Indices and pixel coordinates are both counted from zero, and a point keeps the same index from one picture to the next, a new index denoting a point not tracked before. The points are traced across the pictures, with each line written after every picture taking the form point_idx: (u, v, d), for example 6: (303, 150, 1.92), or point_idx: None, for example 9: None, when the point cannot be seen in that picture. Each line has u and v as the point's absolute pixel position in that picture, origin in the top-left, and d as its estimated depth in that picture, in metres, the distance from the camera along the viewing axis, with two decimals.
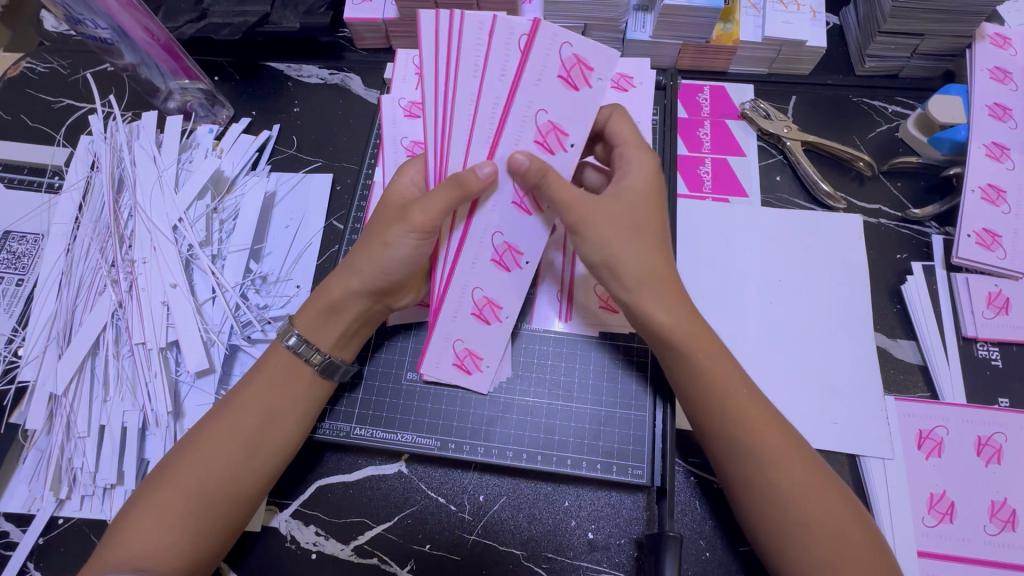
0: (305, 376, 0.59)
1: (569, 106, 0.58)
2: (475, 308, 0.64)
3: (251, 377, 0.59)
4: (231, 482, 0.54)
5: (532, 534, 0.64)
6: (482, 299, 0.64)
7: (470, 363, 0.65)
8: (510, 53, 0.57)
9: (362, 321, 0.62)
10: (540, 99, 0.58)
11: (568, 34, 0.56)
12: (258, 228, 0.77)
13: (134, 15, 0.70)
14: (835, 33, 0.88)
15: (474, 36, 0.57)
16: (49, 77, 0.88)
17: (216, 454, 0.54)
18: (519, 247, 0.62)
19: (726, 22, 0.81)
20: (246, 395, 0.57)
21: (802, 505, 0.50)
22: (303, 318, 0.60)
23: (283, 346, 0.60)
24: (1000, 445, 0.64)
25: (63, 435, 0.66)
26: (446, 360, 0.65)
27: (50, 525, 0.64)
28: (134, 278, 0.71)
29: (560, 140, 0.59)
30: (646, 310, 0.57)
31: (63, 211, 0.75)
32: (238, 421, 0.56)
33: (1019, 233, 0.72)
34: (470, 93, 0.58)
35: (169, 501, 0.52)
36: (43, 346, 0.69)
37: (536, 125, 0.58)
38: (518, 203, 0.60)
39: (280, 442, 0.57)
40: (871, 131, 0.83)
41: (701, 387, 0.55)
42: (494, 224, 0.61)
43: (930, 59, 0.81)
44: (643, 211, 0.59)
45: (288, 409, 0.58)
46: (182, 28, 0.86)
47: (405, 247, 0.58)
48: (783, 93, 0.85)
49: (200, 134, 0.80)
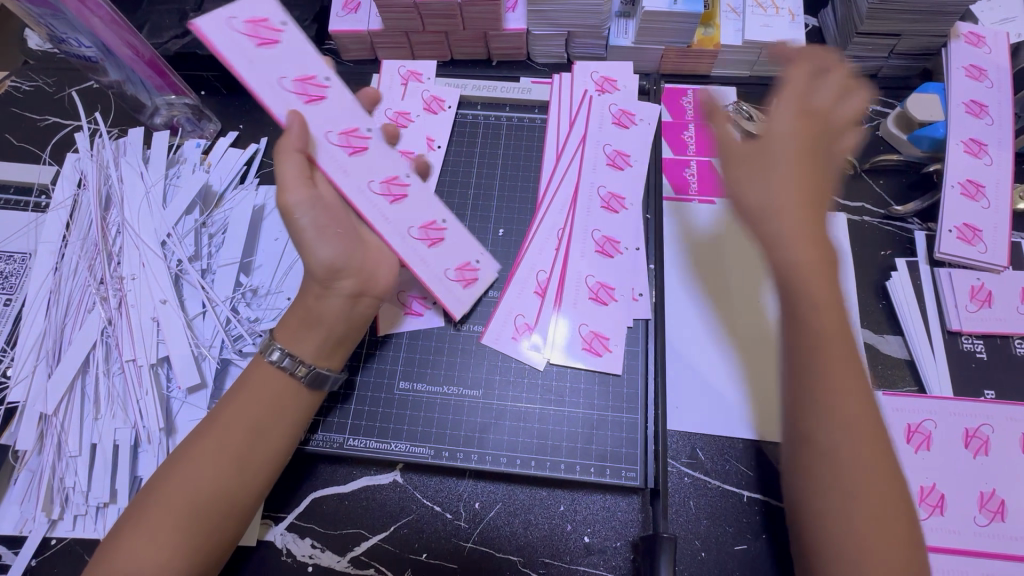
0: (292, 389, 0.59)
1: (295, 53, 0.62)
2: (461, 281, 0.70)
3: (238, 391, 0.58)
4: (224, 498, 0.54)
5: (528, 540, 0.64)
6: (456, 270, 0.69)
7: (467, 274, 0.70)
8: (290, 98, 0.61)
9: (342, 321, 0.60)
10: (325, 122, 0.63)
11: (228, 11, 0.60)
12: (249, 241, 0.77)
13: (118, 33, 0.70)
14: (814, 35, 0.89)
15: (274, 91, 0.61)
16: (34, 95, 0.88)
17: (208, 469, 0.54)
18: (466, 260, 0.70)
19: (707, 27, 0.83)
20: (233, 411, 0.57)
21: (873, 484, 0.46)
22: (282, 333, 0.60)
23: (266, 360, 0.59)
24: (988, 436, 0.65)
25: (54, 454, 0.65)
26: (456, 287, 0.69)
27: (42, 546, 0.64)
28: (123, 294, 0.70)
29: (316, 84, 0.62)
30: (778, 225, 0.50)
31: (50, 229, 0.75)
32: (227, 436, 0.55)
33: (998, 227, 0.73)
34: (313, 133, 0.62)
35: (159, 522, 0.51)
36: (32, 365, 0.69)
37: (291, 90, 0.61)
38: (390, 197, 0.66)
39: (270, 455, 0.57)
40: (852, 130, 0.84)
41: (806, 343, 0.48)
42: (592, 224, 0.74)
43: (905, 58, 0.83)
44: (813, 133, 0.53)
45: (275, 422, 0.58)
46: (166, 44, 0.89)
47: (312, 224, 0.59)
48: (766, 95, 0.87)
49: (187, 149, 0.80)
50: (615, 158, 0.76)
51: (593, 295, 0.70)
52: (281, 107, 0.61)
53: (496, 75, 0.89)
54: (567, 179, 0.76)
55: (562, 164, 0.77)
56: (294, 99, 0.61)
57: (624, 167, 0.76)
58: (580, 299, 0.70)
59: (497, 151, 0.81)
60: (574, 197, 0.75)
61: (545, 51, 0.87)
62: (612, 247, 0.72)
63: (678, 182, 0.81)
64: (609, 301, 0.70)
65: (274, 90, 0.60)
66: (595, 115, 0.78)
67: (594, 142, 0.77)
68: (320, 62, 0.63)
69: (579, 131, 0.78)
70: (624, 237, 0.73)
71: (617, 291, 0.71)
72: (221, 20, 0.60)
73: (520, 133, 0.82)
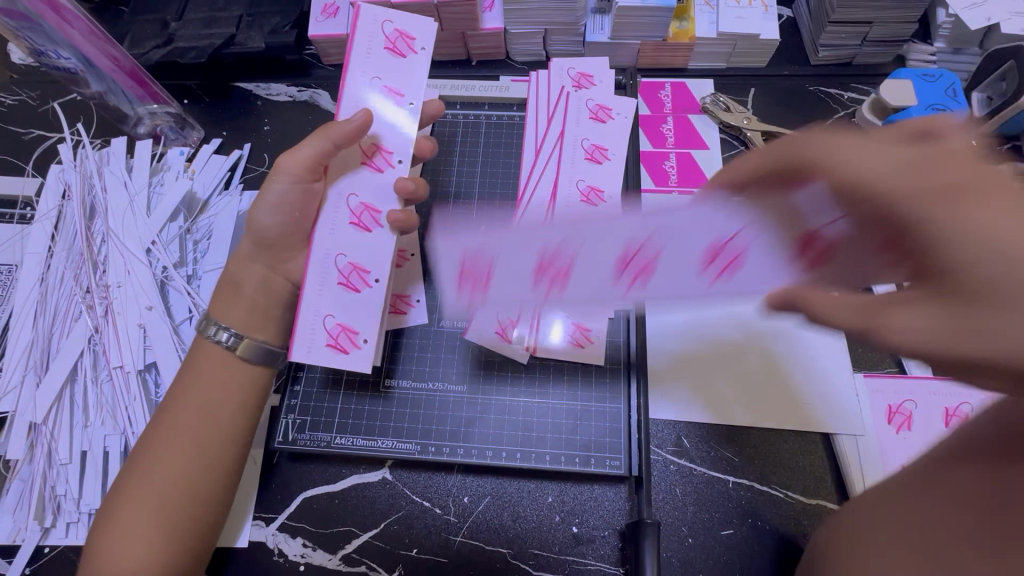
0: (233, 365, 0.60)
1: (419, 23, 0.61)
2: (329, 337, 0.57)
3: (182, 379, 0.59)
4: (186, 485, 0.54)
5: (517, 532, 0.64)
6: (337, 327, 0.57)
7: (345, 341, 0.57)
8: (376, 37, 0.60)
9: (295, 306, 0.64)
10: (376, 70, 0.60)
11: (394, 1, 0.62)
12: (233, 246, 0.77)
13: (97, 43, 0.72)
14: (789, 25, 0.90)
15: (369, 29, 0.61)
16: (18, 109, 0.88)
17: (164, 458, 0.55)
18: (355, 327, 0.57)
19: (682, 21, 0.84)
20: (180, 399, 0.58)
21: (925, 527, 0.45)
22: (230, 315, 0.62)
23: (207, 341, 0.61)
24: (968, 414, 0.66)
25: (44, 463, 0.66)
26: (373, 362, 0.57)
27: (36, 554, 0.64)
28: (109, 302, 0.71)
29: (407, 45, 0.60)
30: None
31: (36, 240, 0.76)
32: (180, 424, 0.56)
33: None
34: (361, 74, 0.60)
35: (131, 516, 0.52)
36: (21, 375, 0.69)
37: (384, 34, 0.61)
38: (355, 221, 0.59)
39: (227, 437, 0.58)
40: (829, 118, 0.85)
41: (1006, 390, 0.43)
42: (572, 218, 0.74)
43: (881, 44, 0.84)
44: None
45: (223, 402, 0.58)
46: (149, 54, 0.87)
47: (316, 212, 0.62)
48: (742, 85, 0.88)
49: (170, 157, 0.81)
50: (593, 152, 0.77)
51: None
52: (365, 43, 0.60)
53: (476, 75, 0.90)
54: (547, 174, 0.77)
55: (541, 160, 0.78)
56: (380, 47, 0.60)
57: (604, 161, 0.77)
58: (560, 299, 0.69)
59: (478, 150, 0.82)
60: (555, 191, 0.76)
61: (524, 49, 0.88)
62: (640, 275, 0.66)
63: (658, 174, 0.82)
64: (587, 324, 0.70)
65: (370, 35, 0.61)
66: (572, 111, 0.79)
67: (573, 137, 0.78)
68: (428, 30, 0.60)
69: (558, 127, 0.79)
70: (663, 268, 0.66)
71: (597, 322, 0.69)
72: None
73: (499, 131, 0.83)
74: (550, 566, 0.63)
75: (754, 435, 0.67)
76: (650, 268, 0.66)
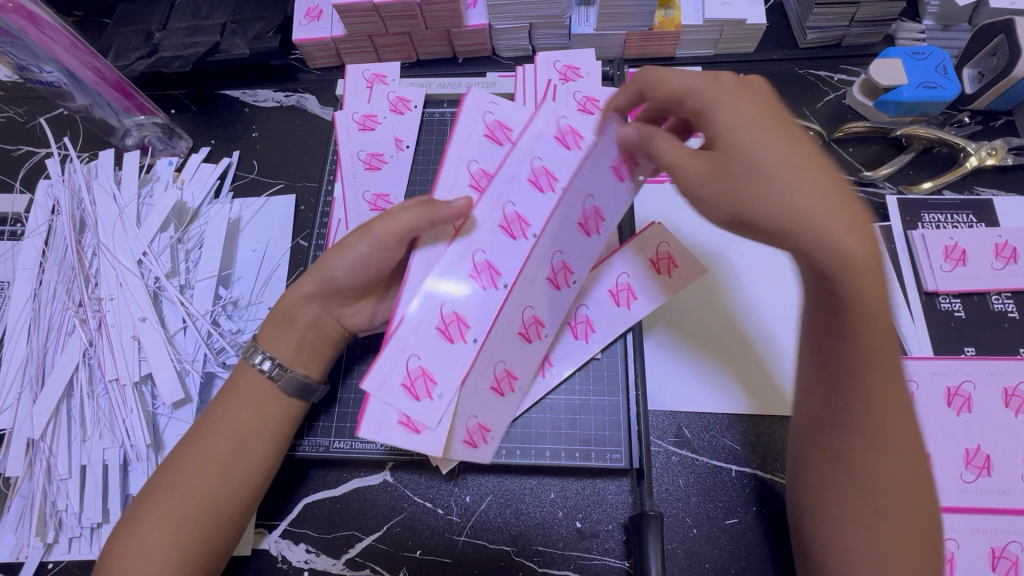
0: (273, 401, 0.59)
1: (513, 111, 0.72)
2: (407, 378, 0.56)
3: (220, 403, 0.59)
4: (209, 507, 0.54)
5: (520, 529, 0.64)
6: (417, 370, 0.56)
7: (420, 387, 0.56)
8: (476, 127, 0.71)
9: (314, 329, 0.62)
10: (473, 155, 0.69)
11: (492, 99, 0.73)
12: (225, 254, 0.77)
13: (81, 57, 0.72)
14: (777, 10, 0.90)
15: (470, 119, 0.71)
16: (5, 126, 0.88)
17: (190, 481, 0.54)
18: (434, 376, 0.56)
19: (667, 8, 0.83)
20: (210, 428, 0.57)
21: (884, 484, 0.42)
22: (265, 338, 0.61)
23: (249, 367, 0.60)
24: (969, 393, 0.65)
25: (44, 479, 0.66)
26: (395, 377, 0.56)
27: (41, 569, 0.64)
28: (102, 315, 0.71)
29: (505, 134, 0.71)
30: None
31: (27, 256, 0.75)
32: (211, 446, 0.56)
33: (975, 235, 0.72)
34: (461, 156, 0.69)
35: (149, 534, 0.52)
36: (17, 393, 0.69)
37: (484, 123, 0.71)
38: (473, 276, 0.60)
39: (256, 463, 0.57)
40: (819, 101, 0.84)
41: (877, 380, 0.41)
42: None
43: (868, 25, 0.83)
44: None
45: (260, 429, 0.58)
46: (134, 65, 0.86)
47: (360, 254, 0.60)
48: (730, 72, 0.87)
49: (160, 168, 0.81)
50: None
51: None
52: (468, 128, 0.70)
53: (464, 72, 0.89)
54: None
55: None
56: (479, 134, 0.70)
57: None
58: (509, 335, 0.59)
59: None
60: None
61: (509, 44, 0.88)
62: (585, 328, 0.67)
63: None
64: (547, 371, 0.67)
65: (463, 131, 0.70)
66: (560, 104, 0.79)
67: None
68: (516, 120, 0.72)
69: None
70: (602, 323, 0.67)
71: (546, 328, 0.61)
72: (483, 101, 0.72)
73: None
74: (555, 562, 0.63)
75: (754, 422, 0.67)
76: (595, 320, 0.67)
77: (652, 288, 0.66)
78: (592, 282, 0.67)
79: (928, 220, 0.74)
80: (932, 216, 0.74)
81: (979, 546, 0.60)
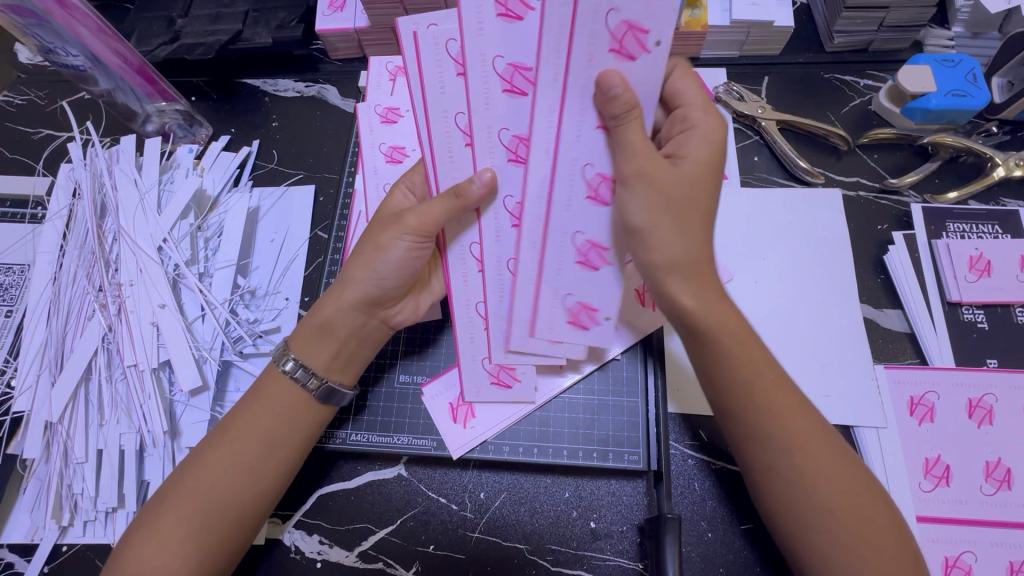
0: (304, 404, 0.59)
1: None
2: (492, 376, 0.65)
3: (248, 403, 0.58)
4: (233, 506, 0.54)
5: (535, 528, 0.64)
6: (495, 366, 0.65)
7: (506, 377, 0.65)
8: (486, 7, 0.55)
9: (355, 338, 0.61)
10: (500, 49, 0.55)
11: None
12: (244, 243, 0.77)
13: (106, 41, 0.71)
14: (803, 12, 0.89)
15: (473, 8, 0.55)
16: (27, 108, 0.88)
17: (215, 482, 0.54)
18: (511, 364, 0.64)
19: (694, 9, 0.81)
20: (243, 422, 0.57)
21: (823, 489, 0.49)
22: (297, 343, 0.60)
23: (280, 370, 0.59)
24: (992, 406, 0.65)
25: (61, 462, 0.66)
26: (484, 380, 0.65)
27: (55, 552, 0.64)
28: (122, 300, 0.71)
29: (638, 39, 0.51)
30: None
31: (48, 239, 0.75)
32: (240, 447, 0.55)
33: (1001, 247, 0.71)
34: (481, 56, 0.56)
35: (172, 530, 0.52)
36: (36, 375, 0.69)
37: (497, 73, 0.56)
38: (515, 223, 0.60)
39: (282, 466, 0.57)
40: (844, 106, 0.83)
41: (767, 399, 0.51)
42: None
43: (897, 30, 0.82)
44: None
45: (288, 433, 0.57)
46: (156, 51, 0.86)
47: (395, 249, 0.59)
48: (755, 75, 0.86)
49: (180, 155, 0.81)
50: None
51: None
52: (475, 46, 0.55)
53: None
54: None
55: None
56: (604, 49, 0.51)
57: None
58: (559, 327, 0.60)
59: None
60: None
61: None
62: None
63: None
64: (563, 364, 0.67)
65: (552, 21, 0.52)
66: None
67: None
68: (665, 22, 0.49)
69: None
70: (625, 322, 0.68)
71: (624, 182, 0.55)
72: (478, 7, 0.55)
73: None
74: (569, 562, 0.62)
75: None
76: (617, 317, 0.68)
77: None
78: (554, 269, 0.58)
79: (952, 230, 0.73)
80: (956, 226, 0.74)
81: (996, 560, 0.60)
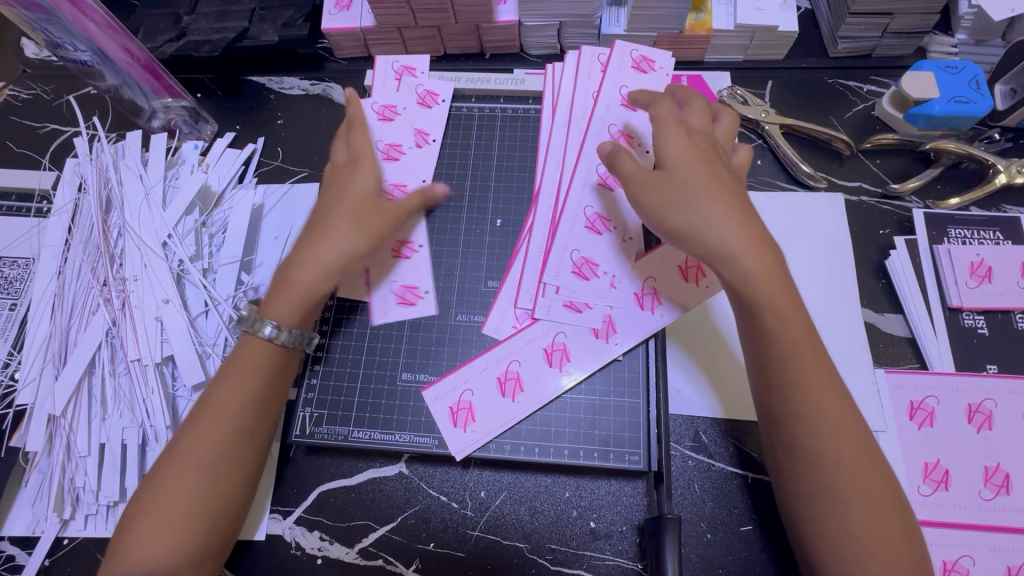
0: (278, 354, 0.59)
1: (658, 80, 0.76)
2: (566, 301, 0.68)
3: (233, 368, 0.58)
4: (229, 468, 0.55)
5: (535, 527, 0.64)
6: (567, 299, 0.68)
7: (578, 304, 0.68)
8: (625, 61, 0.77)
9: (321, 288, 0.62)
10: (625, 82, 0.76)
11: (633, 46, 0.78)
12: (249, 239, 0.77)
13: (114, 37, 0.71)
14: (807, 17, 0.89)
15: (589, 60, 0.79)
16: (33, 103, 0.88)
17: (211, 446, 0.54)
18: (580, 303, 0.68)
19: (699, 13, 0.83)
20: (233, 385, 0.57)
21: (856, 501, 0.49)
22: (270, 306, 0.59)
23: (256, 331, 0.59)
24: (991, 410, 0.65)
25: (64, 455, 0.66)
26: (555, 306, 0.68)
27: (56, 546, 0.64)
28: (127, 294, 0.71)
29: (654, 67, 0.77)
30: None
31: (53, 233, 0.76)
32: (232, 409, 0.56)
33: (1004, 253, 0.71)
34: (614, 84, 0.76)
35: (173, 500, 0.52)
36: (40, 367, 0.70)
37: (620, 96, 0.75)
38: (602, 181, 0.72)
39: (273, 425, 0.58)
40: (847, 111, 0.84)
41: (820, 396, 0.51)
42: (585, 201, 0.71)
43: (901, 36, 0.82)
44: None
45: (274, 392, 0.58)
46: (162, 47, 0.87)
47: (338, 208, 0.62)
48: (759, 79, 0.87)
49: (185, 151, 0.81)
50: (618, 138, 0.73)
51: (577, 271, 0.68)
52: (617, 69, 0.77)
53: (491, 68, 0.89)
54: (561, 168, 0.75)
55: (557, 154, 0.76)
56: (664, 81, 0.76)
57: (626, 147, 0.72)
58: (564, 274, 0.68)
59: (494, 142, 0.80)
60: (571, 181, 0.73)
61: (538, 42, 0.87)
62: (608, 329, 0.67)
63: None
64: (563, 366, 0.67)
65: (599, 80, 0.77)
66: (601, 99, 0.75)
67: (599, 125, 0.74)
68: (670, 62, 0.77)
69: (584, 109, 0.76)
70: (626, 326, 0.67)
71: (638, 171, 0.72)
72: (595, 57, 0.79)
73: (515, 123, 0.81)
74: (568, 561, 0.63)
75: None
76: (617, 320, 0.68)
77: (676, 296, 0.67)
78: (566, 229, 0.70)
79: (954, 235, 0.74)
80: (958, 231, 0.74)
81: (994, 565, 0.60)
